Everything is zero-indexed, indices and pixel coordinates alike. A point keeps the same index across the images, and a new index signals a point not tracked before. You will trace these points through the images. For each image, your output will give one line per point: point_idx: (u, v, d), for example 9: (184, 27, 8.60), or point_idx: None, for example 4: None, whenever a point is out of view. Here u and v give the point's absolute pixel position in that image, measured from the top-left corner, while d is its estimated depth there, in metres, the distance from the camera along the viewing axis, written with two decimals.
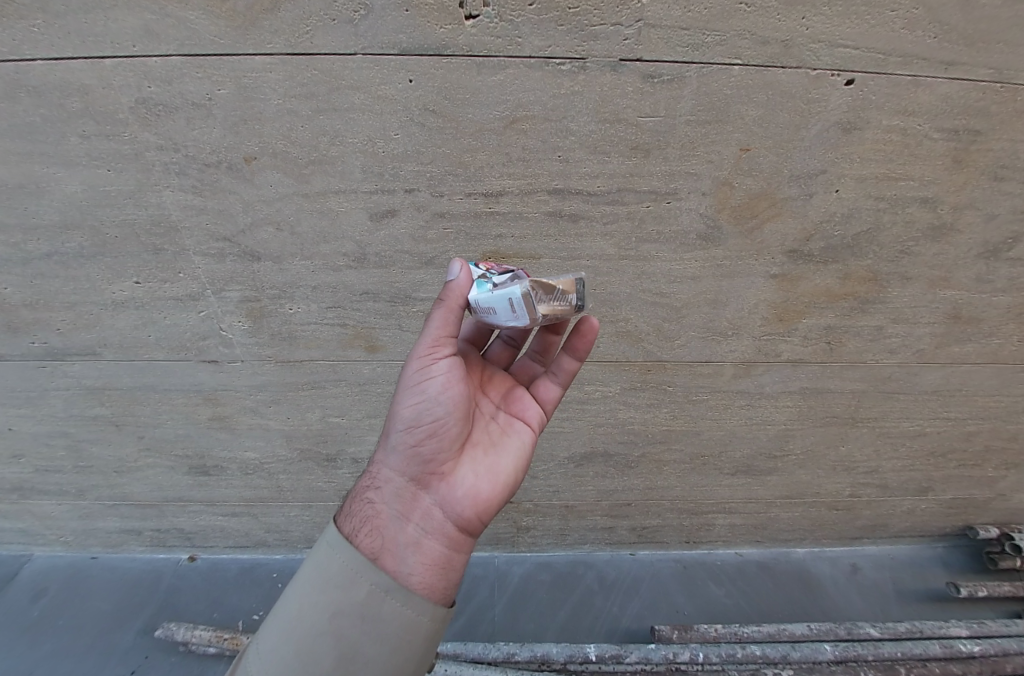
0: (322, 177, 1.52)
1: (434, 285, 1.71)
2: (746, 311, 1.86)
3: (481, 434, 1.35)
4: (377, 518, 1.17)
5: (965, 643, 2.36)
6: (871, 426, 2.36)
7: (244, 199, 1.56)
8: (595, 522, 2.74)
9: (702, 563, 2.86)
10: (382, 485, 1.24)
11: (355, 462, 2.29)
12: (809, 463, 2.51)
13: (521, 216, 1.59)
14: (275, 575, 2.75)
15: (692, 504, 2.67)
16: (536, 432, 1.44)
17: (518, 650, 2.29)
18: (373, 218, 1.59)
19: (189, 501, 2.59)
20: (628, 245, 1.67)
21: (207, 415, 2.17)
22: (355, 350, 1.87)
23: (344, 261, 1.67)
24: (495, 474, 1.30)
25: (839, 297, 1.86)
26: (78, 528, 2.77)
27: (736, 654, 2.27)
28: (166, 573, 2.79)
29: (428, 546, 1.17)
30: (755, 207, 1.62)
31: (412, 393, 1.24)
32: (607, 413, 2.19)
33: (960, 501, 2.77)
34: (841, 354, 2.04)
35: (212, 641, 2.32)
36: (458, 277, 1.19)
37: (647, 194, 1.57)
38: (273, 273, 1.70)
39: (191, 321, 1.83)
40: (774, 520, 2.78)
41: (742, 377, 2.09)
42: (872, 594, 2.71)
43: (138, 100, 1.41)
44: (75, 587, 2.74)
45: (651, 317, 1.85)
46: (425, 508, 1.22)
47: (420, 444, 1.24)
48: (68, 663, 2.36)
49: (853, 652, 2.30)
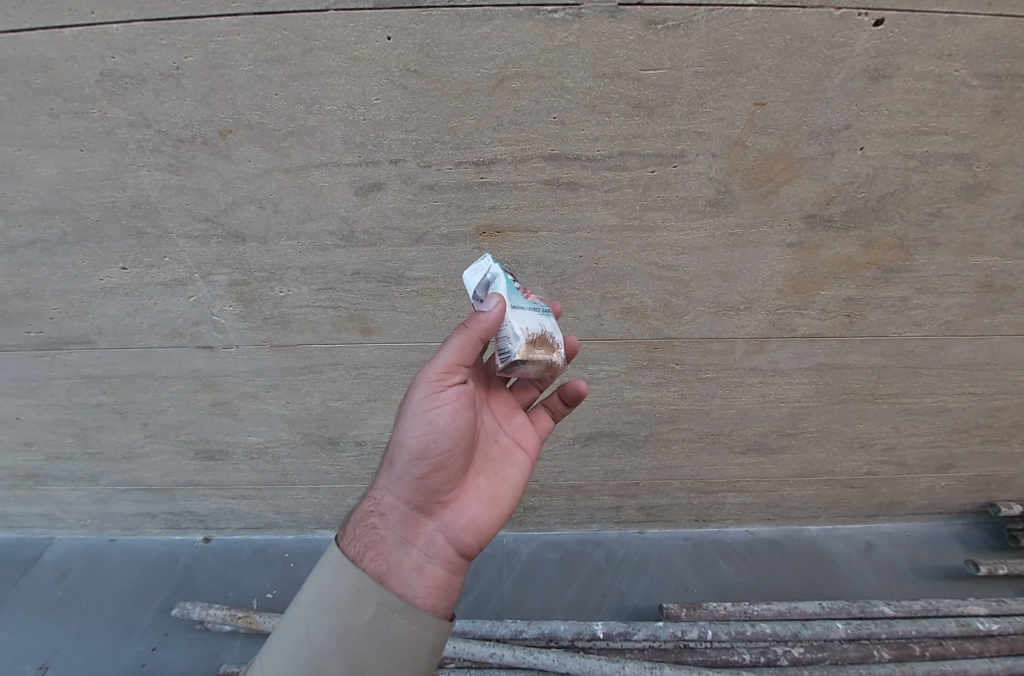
0: (302, 150, 1.43)
1: (427, 263, 1.63)
2: (760, 283, 1.75)
3: (482, 462, 1.38)
4: (382, 544, 1.18)
5: (983, 622, 2.30)
6: (892, 402, 2.27)
7: (223, 177, 1.48)
8: (603, 502, 2.70)
9: (710, 540, 2.82)
10: (387, 511, 1.25)
11: (359, 444, 2.26)
12: (824, 440, 2.42)
13: (516, 186, 1.50)
14: (287, 555, 2.77)
15: (702, 483, 2.61)
16: (531, 459, 1.48)
17: (525, 627, 2.28)
18: (359, 193, 1.51)
19: (199, 486, 2.60)
20: (631, 214, 1.56)
21: (208, 401, 2.14)
22: (350, 332, 1.81)
23: (332, 240, 1.60)
24: (496, 501, 1.35)
25: (861, 266, 1.74)
26: (93, 512, 2.81)
27: (744, 632, 2.25)
28: (182, 554, 2.83)
29: (433, 571, 1.19)
30: (770, 169, 1.50)
31: (420, 423, 1.24)
32: (613, 393, 2.12)
33: (983, 478, 2.67)
34: (862, 328, 1.94)
35: (226, 619, 2.33)
36: (491, 311, 1.18)
37: (652, 157, 1.46)
38: (260, 255, 1.63)
39: (182, 307, 1.78)
40: (787, 498, 2.72)
41: (755, 353, 2.00)
42: (886, 572, 2.64)
43: (104, 73, 1.32)
44: (95, 569, 2.79)
45: (658, 293, 1.75)
46: (429, 533, 1.24)
47: (423, 475, 1.25)
48: (91, 642, 2.42)
49: (865, 630, 2.26)
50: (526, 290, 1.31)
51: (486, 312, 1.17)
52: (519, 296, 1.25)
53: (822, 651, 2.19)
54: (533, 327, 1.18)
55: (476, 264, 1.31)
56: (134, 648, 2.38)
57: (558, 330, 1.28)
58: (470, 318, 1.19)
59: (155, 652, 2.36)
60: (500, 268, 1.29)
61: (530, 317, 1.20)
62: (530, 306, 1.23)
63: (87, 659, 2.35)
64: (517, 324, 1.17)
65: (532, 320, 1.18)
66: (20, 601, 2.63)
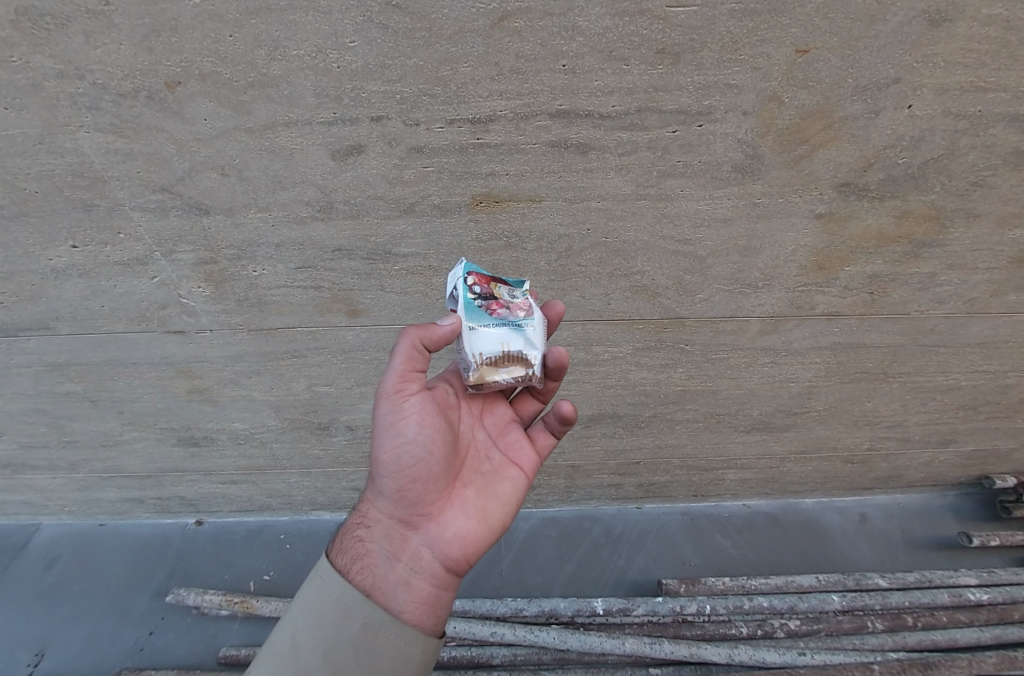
0: (266, 105, 1.24)
1: (417, 238, 1.48)
2: (782, 259, 1.62)
3: (470, 475, 1.36)
4: (368, 556, 1.18)
5: (974, 593, 2.30)
6: (903, 381, 2.20)
7: (176, 139, 1.28)
8: (602, 480, 2.63)
9: (708, 515, 2.77)
10: (372, 525, 1.25)
11: (351, 429, 2.16)
12: (830, 418, 2.36)
13: (518, 148, 1.32)
14: (283, 536, 2.69)
15: (704, 461, 2.54)
16: (528, 476, 1.43)
17: (525, 606, 2.24)
18: (337, 157, 1.32)
19: (185, 471, 2.48)
20: (648, 182, 1.39)
21: (186, 387, 2.00)
22: (335, 315, 1.68)
23: (308, 211, 1.42)
24: (485, 515, 1.31)
25: (891, 241, 1.63)
26: (75, 499, 2.68)
27: (742, 605, 2.24)
28: (174, 538, 2.73)
29: (418, 585, 1.17)
30: (807, 130, 1.33)
31: (391, 435, 1.24)
32: (617, 374, 2.02)
33: (982, 452, 2.63)
34: (883, 306, 1.85)
35: (223, 604, 2.25)
36: (447, 326, 1.23)
37: (675, 114, 1.28)
38: (227, 230, 1.45)
39: (144, 289, 1.60)
40: (786, 474, 2.66)
41: (770, 333, 1.91)
42: (880, 543, 2.63)
43: (19, 9, 1.10)
44: (83, 553, 2.69)
45: (672, 271, 1.60)
46: (414, 548, 1.22)
47: (406, 488, 1.25)
48: (84, 628, 2.35)
49: (861, 602, 2.26)
50: (497, 297, 1.27)
51: (438, 328, 1.21)
52: (481, 310, 1.24)
53: (817, 622, 2.18)
54: (492, 350, 1.23)
55: (451, 271, 1.34)
56: (131, 633, 2.32)
57: (536, 337, 1.27)
58: (421, 326, 1.22)
59: (152, 636, 2.31)
60: (469, 278, 1.26)
61: (493, 337, 1.23)
62: (495, 322, 1.23)
63: (81, 645, 2.29)
64: (475, 350, 1.23)
65: (492, 344, 1.22)
66: (9, 587, 2.54)
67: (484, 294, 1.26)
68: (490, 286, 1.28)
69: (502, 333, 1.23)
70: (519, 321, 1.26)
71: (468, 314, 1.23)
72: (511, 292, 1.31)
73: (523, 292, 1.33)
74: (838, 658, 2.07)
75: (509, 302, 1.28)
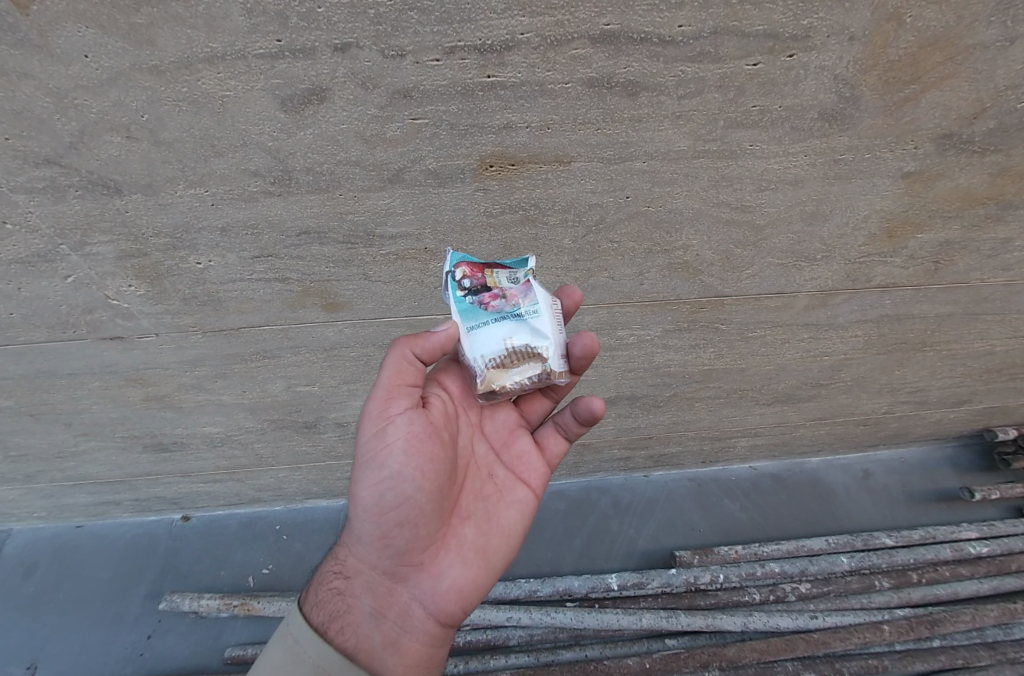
0: (171, 28, 0.85)
1: (408, 213, 1.16)
2: (850, 227, 1.35)
3: (470, 505, 1.11)
4: (349, 613, 1.01)
5: (974, 546, 2.24)
6: (939, 350, 1.99)
7: (47, 89, 0.90)
8: (611, 454, 2.40)
9: (716, 479, 2.60)
10: (354, 573, 1.05)
11: (342, 426, 1.90)
12: (857, 388, 2.16)
13: (543, 89, 0.98)
14: (279, 528, 2.43)
15: (717, 432, 2.34)
16: (536, 495, 1.19)
17: (539, 586, 2.08)
18: (289, 108, 0.97)
19: (161, 474, 2.17)
20: (710, 134, 1.08)
21: (141, 395, 1.69)
22: (308, 309, 1.36)
23: (262, 185, 1.08)
24: (486, 556, 1.08)
25: (976, 202, 1.36)
26: (42, 508, 2.33)
27: (754, 572, 2.12)
28: (160, 536, 2.43)
29: (409, 644, 1.01)
30: (922, 64, 1.02)
31: (371, 472, 0.98)
32: (641, 357, 1.76)
33: (990, 409, 2.49)
34: (944, 276, 1.61)
35: (222, 607, 2.04)
36: (442, 331, 1.01)
37: (761, 40, 0.94)
38: (153, 213, 1.11)
39: (58, 290, 1.26)
40: (798, 438, 2.48)
41: (816, 308, 1.66)
42: (881, 498, 2.52)
43: None
44: (63, 556, 2.37)
45: (721, 244, 1.32)
46: (403, 602, 1.03)
47: (393, 536, 1.01)
48: (75, 640, 2.11)
49: (868, 562, 2.18)
50: (489, 287, 1.05)
51: (431, 336, 1.00)
52: (474, 306, 1.03)
53: (826, 585, 2.10)
54: (495, 351, 1.00)
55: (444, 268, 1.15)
56: (127, 641, 2.10)
57: (543, 325, 1.02)
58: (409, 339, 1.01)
59: (151, 641, 2.10)
60: (455, 274, 1.05)
61: (493, 335, 1.01)
62: (491, 319, 1.02)
63: (73, 659, 2.06)
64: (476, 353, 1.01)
65: (492, 345, 1.00)
66: None
67: (474, 288, 1.04)
68: (482, 278, 1.06)
69: (501, 330, 1.01)
70: (519, 310, 1.03)
71: (459, 317, 1.03)
72: (507, 279, 1.07)
73: (525, 275, 1.09)
74: (849, 619, 1.99)
75: (503, 292, 1.05)
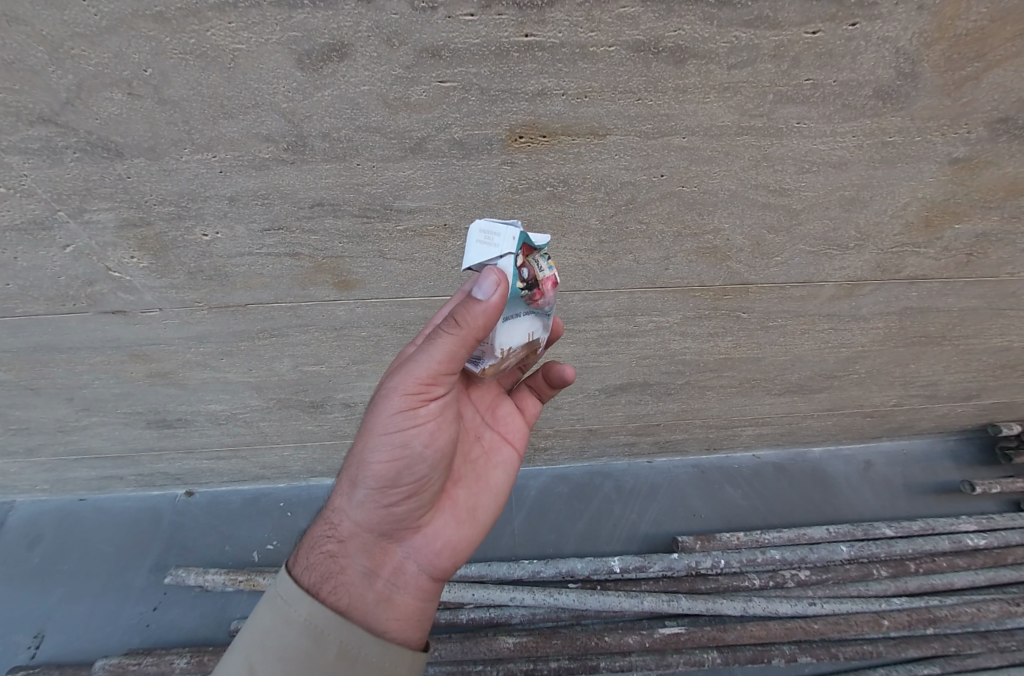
0: None
1: (429, 187, 1.09)
2: (889, 214, 1.28)
3: (461, 465, 1.16)
4: (343, 573, 0.93)
5: (972, 538, 2.20)
6: (956, 345, 1.94)
7: (42, 37, 0.83)
8: (617, 439, 2.36)
9: (719, 466, 2.57)
10: (346, 534, 0.97)
11: (348, 407, 1.86)
12: (870, 380, 2.11)
13: (585, 53, 0.91)
14: (282, 505, 2.42)
15: (725, 421, 2.30)
16: (517, 455, 1.28)
17: (543, 567, 2.05)
18: (307, 65, 0.89)
19: (163, 450, 2.13)
20: (757, 107, 1.01)
21: (143, 372, 1.64)
22: (319, 287, 1.30)
23: (276, 152, 1.01)
24: (474, 514, 1.14)
25: (1020, 192, 1.29)
26: (44, 480, 2.31)
27: (756, 558, 2.09)
28: (164, 512, 2.41)
29: (403, 601, 0.97)
30: (990, 37, 0.95)
31: (395, 437, 0.95)
32: (657, 345, 1.71)
33: (997, 405, 2.45)
34: (975, 269, 1.54)
35: (227, 583, 2.02)
36: (489, 300, 0.79)
37: (824, 4, 0.87)
38: (158, 179, 1.04)
39: (57, 260, 1.20)
40: (802, 428, 2.44)
41: (841, 300, 1.60)
42: (881, 488, 2.50)
43: None
44: (66, 529, 2.36)
45: (753, 228, 1.26)
46: (398, 561, 1.01)
47: (403, 496, 0.99)
48: (82, 610, 2.10)
49: (868, 551, 2.15)
50: (541, 282, 0.90)
51: (477, 304, 0.80)
52: (519, 299, 0.89)
53: (826, 573, 2.08)
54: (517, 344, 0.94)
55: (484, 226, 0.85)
56: (134, 612, 2.09)
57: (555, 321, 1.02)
58: (460, 317, 0.83)
59: (157, 613, 2.08)
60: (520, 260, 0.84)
61: (522, 329, 0.93)
62: (528, 314, 0.92)
63: (79, 630, 2.05)
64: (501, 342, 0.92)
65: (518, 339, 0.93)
66: None
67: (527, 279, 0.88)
68: (537, 269, 0.89)
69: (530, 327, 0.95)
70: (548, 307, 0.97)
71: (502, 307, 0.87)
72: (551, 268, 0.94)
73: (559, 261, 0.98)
74: (847, 605, 1.98)
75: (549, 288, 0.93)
